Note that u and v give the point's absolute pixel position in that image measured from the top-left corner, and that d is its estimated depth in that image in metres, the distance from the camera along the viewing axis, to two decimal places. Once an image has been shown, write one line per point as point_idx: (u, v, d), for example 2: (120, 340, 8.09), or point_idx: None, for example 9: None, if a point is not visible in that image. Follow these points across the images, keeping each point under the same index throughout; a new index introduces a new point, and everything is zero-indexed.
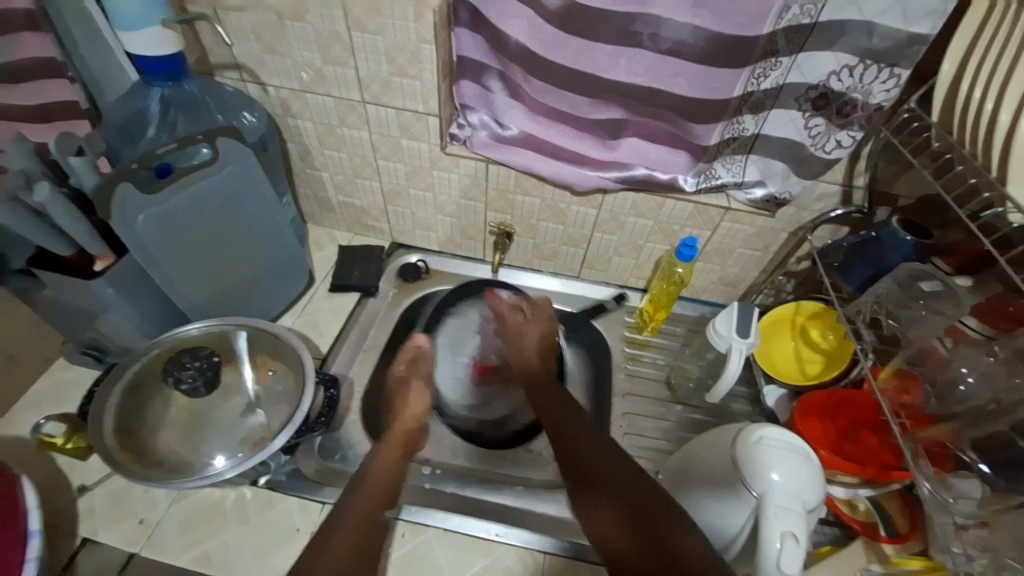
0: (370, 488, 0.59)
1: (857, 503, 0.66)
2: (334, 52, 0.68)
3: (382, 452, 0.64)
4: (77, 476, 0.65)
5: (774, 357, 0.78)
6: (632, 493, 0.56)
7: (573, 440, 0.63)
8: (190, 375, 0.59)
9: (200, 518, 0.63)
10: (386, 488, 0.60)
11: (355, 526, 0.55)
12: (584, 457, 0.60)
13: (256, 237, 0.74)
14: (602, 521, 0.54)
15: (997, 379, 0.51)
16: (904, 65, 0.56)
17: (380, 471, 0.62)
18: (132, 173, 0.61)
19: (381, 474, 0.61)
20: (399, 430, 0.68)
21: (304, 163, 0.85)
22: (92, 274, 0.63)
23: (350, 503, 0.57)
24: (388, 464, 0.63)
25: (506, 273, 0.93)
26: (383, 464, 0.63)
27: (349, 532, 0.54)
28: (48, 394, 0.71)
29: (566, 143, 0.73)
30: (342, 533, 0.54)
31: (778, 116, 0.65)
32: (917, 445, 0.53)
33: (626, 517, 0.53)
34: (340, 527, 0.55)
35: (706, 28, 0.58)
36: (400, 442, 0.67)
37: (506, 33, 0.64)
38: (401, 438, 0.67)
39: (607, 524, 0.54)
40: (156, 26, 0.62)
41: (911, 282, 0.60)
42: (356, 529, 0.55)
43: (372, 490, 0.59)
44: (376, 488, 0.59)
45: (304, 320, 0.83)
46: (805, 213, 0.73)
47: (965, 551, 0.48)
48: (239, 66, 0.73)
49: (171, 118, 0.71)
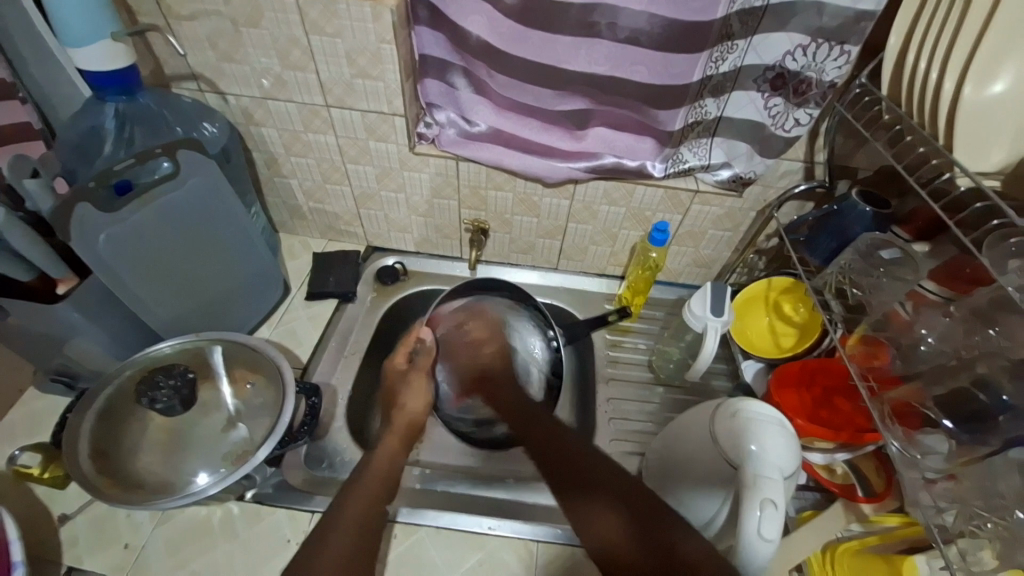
0: (366, 484, 0.59)
1: (834, 467, 0.67)
2: (293, 56, 0.67)
3: (381, 447, 0.66)
4: (57, 505, 0.63)
5: (750, 333, 0.80)
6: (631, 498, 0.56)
7: (556, 454, 0.63)
8: (166, 394, 0.58)
9: (187, 537, 0.62)
10: (383, 482, 0.61)
11: (353, 518, 0.56)
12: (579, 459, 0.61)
13: (227, 249, 0.73)
14: (604, 527, 0.55)
15: (957, 337, 0.53)
16: (854, 41, 0.57)
17: (377, 466, 0.62)
18: (90, 193, 0.59)
19: (380, 471, 0.62)
20: (402, 424, 0.71)
21: (270, 172, 0.83)
22: (54, 298, 0.62)
23: (349, 496, 0.58)
24: (388, 458, 0.64)
25: (485, 269, 0.93)
26: (382, 460, 0.64)
27: (346, 531, 0.54)
28: (22, 424, 0.69)
29: (533, 136, 0.73)
30: (337, 533, 0.54)
31: (738, 99, 0.66)
32: (884, 406, 0.54)
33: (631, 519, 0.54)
34: (338, 523, 0.55)
35: (661, 15, 0.59)
36: (402, 436, 0.69)
37: (467, 29, 0.64)
38: (403, 432, 0.69)
39: (609, 527, 0.54)
40: (105, 40, 0.61)
41: (872, 252, 0.62)
42: (355, 525, 0.55)
43: (372, 485, 0.60)
44: (377, 481, 0.60)
45: (282, 330, 0.82)
46: (771, 191, 0.75)
47: (935, 503, 0.48)
48: (195, 76, 0.71)
49: (127, 134, 0.69)
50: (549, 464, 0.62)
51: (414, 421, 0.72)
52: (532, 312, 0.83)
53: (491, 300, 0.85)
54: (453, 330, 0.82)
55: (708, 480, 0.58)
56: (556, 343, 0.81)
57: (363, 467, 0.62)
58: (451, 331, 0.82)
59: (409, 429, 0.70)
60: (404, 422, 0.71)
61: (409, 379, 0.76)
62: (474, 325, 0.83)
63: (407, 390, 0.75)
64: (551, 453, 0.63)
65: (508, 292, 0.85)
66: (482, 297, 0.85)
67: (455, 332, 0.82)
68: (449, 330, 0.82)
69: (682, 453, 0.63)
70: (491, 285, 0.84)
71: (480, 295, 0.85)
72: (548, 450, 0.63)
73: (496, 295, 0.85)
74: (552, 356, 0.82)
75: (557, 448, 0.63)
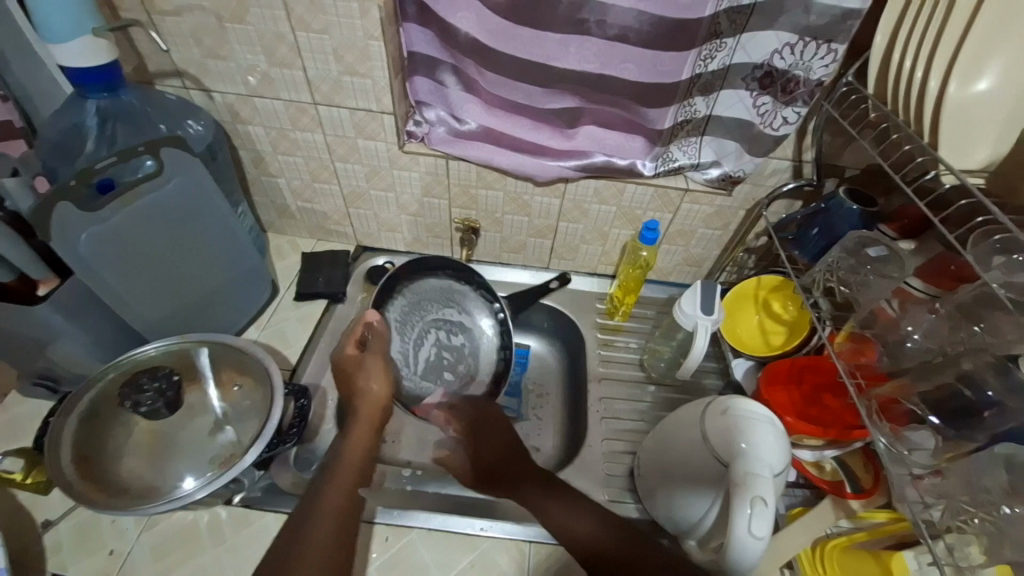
0: (341, 474, 0.61)
1: (823, 463, 0.68)
2: (279, 53, 0.66)
3: (352, 435, 0.66)
4: (40, 511, 0.62)
5: (741, 331, 0.80)
6: (595, 512, 0.60)
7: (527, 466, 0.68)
8: (149, 397, 0.57)
9: (174, 542, 0.61)
10: (357, 470, 0.62)
11: (334, 506, 0.57)
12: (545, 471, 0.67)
13: (213, 250, 0.72)
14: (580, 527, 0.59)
15: (942, 333, 0.54)
16: (840, 40, 0.58)
17: (352, 454, 0.63)
18: (71, 190, 0.57)
19: (353, 460, 0.63)
20: (369, 409, 0.69)
21: (258, 171, 0.82)
22: (35, 299, 0.60)
23: (325, 487, 0.59)
24: (361, 447, 0.65)
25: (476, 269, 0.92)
26: (355, 447, 0.65)
27: (327, 519, 0.55)
28: (4, 429, 0.68)
29: (524, 134, 0.73)
30: (320, 521, 0.55)
31: (727, 97, 0.66)
32: (871, 402, 0.54)
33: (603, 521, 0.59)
34: (317, 513, 0.56)
35: (649, 13, 0.59)
36: (371, 424, 0.68)
37: (455, 26, 0.64)
38: (372, 419, 0.68)
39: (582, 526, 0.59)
40: (85, 36, 0.59)
41: (859, 249, 0.62)
42: (336, 511, 0.57)
43: (346, 474, 0.61)
44: (351, 471, 0.61)
45: (270, 330, 0.81)
46: (760, 189, 0.76)
47: (922, 498, 0.48)
48: (180, 73, 0.70)
49: (109, 130, 0.68)
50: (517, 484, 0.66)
51: (378, 405, 0.70)
52: (474, 289, 0.84)
53: (434, 280, 0.84)
54: (400, 312, 0.81)
55: (698, 480, 0.58)
56: (502, 314, 0.84)
57: (337, 455, 0.63)
58: (398, 312, 0.81)
59: (380, 414, 0.70)
60: (372, 406, 0.69)
61: (364, 364, 0.72)
62: (419, 305, 0.83)
63: (364, 375, 0.71)
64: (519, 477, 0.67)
65: (449, 269, 0.85)
66: (426, 275, 0.84)
67: (403, 312, 0.82)
68: (395, 310, 0.81)
69: (673, 453, 0.63)
70: (428, 263, 0.84)
71: (424, 273, 0.84)
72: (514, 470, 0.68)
73: (434, 274, 0.84)
74: (501, 331, 0.84)
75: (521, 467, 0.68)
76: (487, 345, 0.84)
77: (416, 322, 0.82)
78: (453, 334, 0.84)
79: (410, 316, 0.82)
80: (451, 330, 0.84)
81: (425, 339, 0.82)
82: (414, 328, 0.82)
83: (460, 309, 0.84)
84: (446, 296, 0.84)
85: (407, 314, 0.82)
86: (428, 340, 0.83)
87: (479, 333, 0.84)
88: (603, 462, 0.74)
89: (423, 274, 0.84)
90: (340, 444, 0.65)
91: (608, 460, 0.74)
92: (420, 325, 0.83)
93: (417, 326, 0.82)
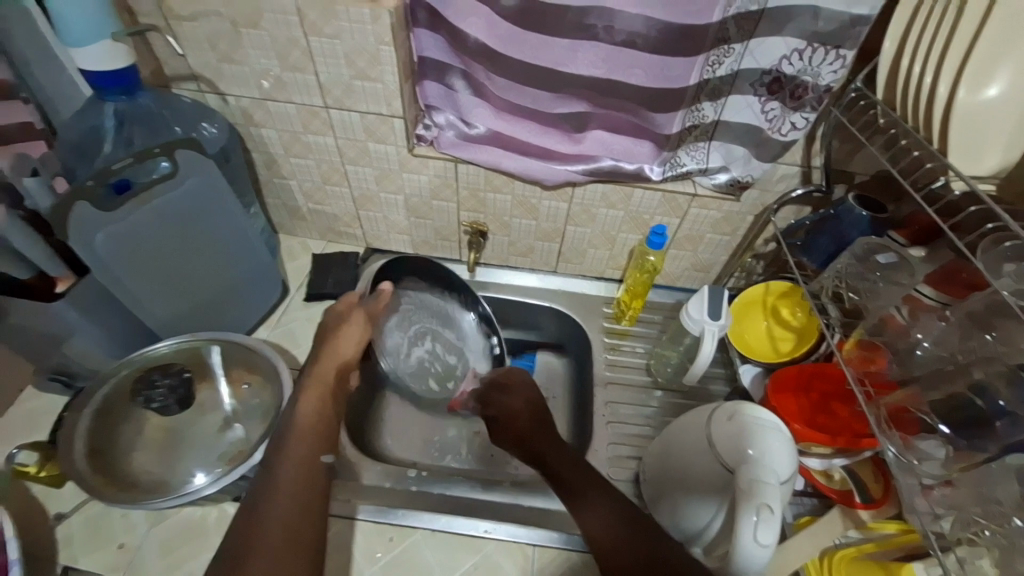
0: (295, 442, 0.57)
1: (832, 472, 0.66)
2: (292, 57, 0.67)
3: (302, 399, 0.62)
4: (53, 504, 0.63)
5: (749, 337, 0.80)
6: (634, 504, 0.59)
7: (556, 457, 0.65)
8: (161, 393, 0.58)
9: (181, 538, 0.62)
10: (314, 436, 0.59)
11: (290, 479, 0.54)
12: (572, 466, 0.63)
13: (225, 250, 0.73)
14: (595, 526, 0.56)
15: (952, 341, 0.53)
16: (849, 46, 0.58)
17: (306, 418, 0.60)
18: (87, 191, 0.58)
19: (309, 423, 0.60)
20: (330, 368, 0.66)
21: (270, 173, 0.84)
22: (52, 296, 0.62)
23: (279, 458, 0.56)
24: (315, 411, 0.61)
25: (484, 272, 0.93)
26: (310, 411, 0.61)
27: (286, 493, 0.53)
28: (20, 423, 0.69)
29: (532, 139, 0.74)
30: (277, 495, 0.52)
31: (736, 103, 0.66)
32: (880, 410, 0.54)
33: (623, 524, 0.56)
34: (276, 488, 0.53)
35: (657, 19, 0.59)
36: (328, 384, 0.64)
37: (465, 31, 0.65)
38: (328, 378, 0.65)
39: (600, 526, 0.56)
40: (105, 41, 0.61)
41: (869, 256, 0.62)
42: (295, 489, 0.53)
43: (303, 441, 0.58)
44: (308, 437, 0.58)
45: (280, 330, 0.82)
46: (769, 195, 0.75)
47: (932, 509, 0.48)
48: (195, 76, 0.72)
49: (127, 133, 0.69)
50: (556, 473, 0.63)
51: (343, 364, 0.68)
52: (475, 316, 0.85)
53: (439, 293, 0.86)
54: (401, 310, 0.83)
55: (703, 486, 0.58)
56: (497, 351, 0.84)
57: (289, 422, 0.59)
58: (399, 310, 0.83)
59: (337, 374, 0.66)
60: (331, 367, 0.66)
61: (349, 320, 0.71)
62: (418, 311, 0.84)
63: (341, 332, 0.70)
64: (561, 463, 0.64)
65: (456, 289, 0.86)
66: (433, 283, 0.86)
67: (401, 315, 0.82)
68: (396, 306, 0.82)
69: (678, 457, 0.62)
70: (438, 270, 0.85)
71: (432, 280, 0.86)
72: (551, 454, 0.65)
73: (440, 288, 0.86)
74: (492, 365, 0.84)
75: (561, 453, 0.65)
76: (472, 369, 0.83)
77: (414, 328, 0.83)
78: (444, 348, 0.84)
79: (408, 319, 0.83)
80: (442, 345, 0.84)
81: (420, 345, 0.83)
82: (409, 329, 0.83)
83: (455, 330, 0.85)
84: (446, 314, 0.86)
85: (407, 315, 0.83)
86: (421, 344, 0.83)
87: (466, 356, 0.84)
88: (609, 468, 0.74)
89: (431, 281, 0.86)
90: (291, 409, 0.61)
91: (614, 465, 0.74)
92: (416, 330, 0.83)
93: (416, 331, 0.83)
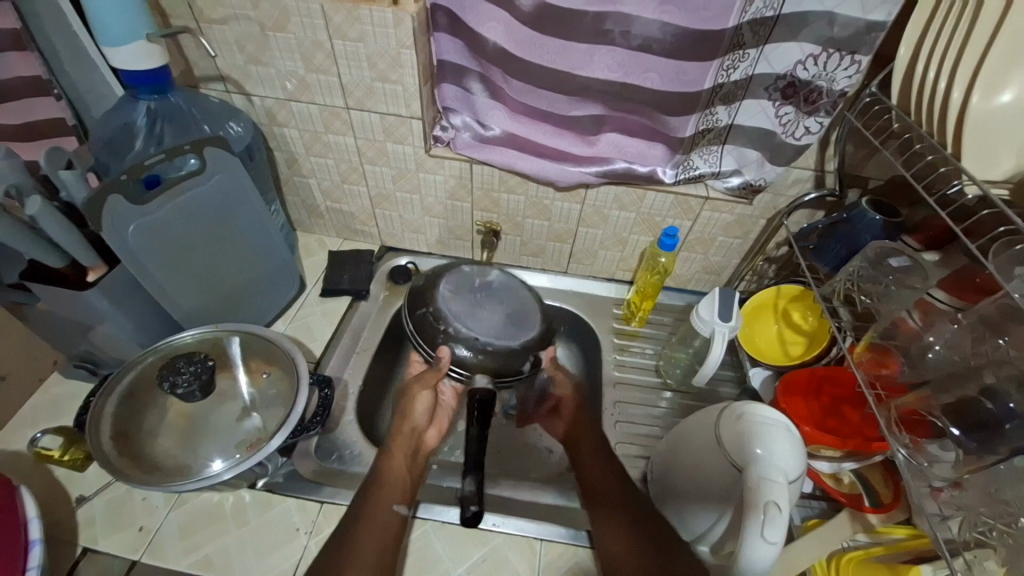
0: (382, 492, 0.62)
1: (841, 476, 0.67)
2: (317, 59, 0.69)
3: (390, 456, 0.67)
4: (75, 487, 0.65)
5: (760, 340, 0.80)
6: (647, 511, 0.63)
7: (588, 467, 0.69)
8: (186, 379, 0.60)
9: (198, 522, 0.63)
10: (404, 493, 0.64)
11: (377, 529, 0.59)
12: (594, 477, 0.68)
13: (248, 245, 0.76)
14: (611, 538, 0.61)
15: (965, 345, 0.53)
16: (864, 51, 0.58)
17: (394, 474, 0.65)
18: (121, 185, 0.61)
19: (397, 477, 0.65)
20: (405, 437, 0.71)
21: (291, 171, 0.86)
22: (85, 285, 0.64)
23: (368, 505, 0.61)
24: (401, 469, 0.66)
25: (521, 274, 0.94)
26: (395, 467, 0.66)
27: (372, 538, 0.58)
28: (44, 408, 0.72)
29: (547, 141, 0.75)
30: (365, 539, 0.58)
31: (749, 106, 0.67)
32: (891, 413, 0.54)
33: (630, 530, 0.61)
34: (364, 531, 0.59)
35: (673, 24, 0.60)
36: (407, 451, 0.69)
37: (484, 36, 0.66)
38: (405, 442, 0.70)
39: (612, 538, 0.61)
40: (139, 41, 0.64)
41: (882, 260, 0.62)
42: (380, 536, 0.59)
43: (393, 494, 0.63)
44: (396, 491, 0.63)
45: (296, 324, 0.84)
46: (781, 199, 0.76)
47: (940, 511, 0.48)
48: (223, 77, 0.74)
49: (158, 130, 0.72)
50: (580, 469, 0.69)
51: (416, 435, 0.72)
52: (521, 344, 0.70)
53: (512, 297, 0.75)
54: (471, 274, 0.76)
55: (711, 486, 0.58)
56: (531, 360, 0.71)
57: (378, 473, 0.64)
58: (472, 275, 0.76)
59: (413, 437, 0.72)
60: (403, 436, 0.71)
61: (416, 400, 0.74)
62: (498, 295, 0.74)
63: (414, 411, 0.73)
64: (594, 465, 0.69)
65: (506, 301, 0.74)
66: (514, 288, 0.76)
67: (463, 293, 0.73)
68: (472, 270, 0.76)
69: (688, 459, 0.63)
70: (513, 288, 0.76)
71: (512, 290, 0.76)
72: (585, 459, 0.70)
73: (508, 298, 0.75)
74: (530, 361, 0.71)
75: (590, 461, 0.70)
76: (547, 349, 0.73)
77: (480, 308, 0.72)
78: (551, 339, 0.75)
79: (474, 297, 0.73)
80: (552, 337, 0.76)
81: (492, 327, 0.71)
82: (533, 312, 0.75)
83: (494, 326, 0.71)
84: (513, 320, 0.72)
85: (461, 287, 0.74)
86: (533, 321, 0.73)
87: (533, 354, 0.71)
88: None
89: (514, 288, 0.76)
90: (381, 465, 0.66)
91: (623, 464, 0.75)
92: (509, 306, 0.74)
93: (490, 303, 0.73)
